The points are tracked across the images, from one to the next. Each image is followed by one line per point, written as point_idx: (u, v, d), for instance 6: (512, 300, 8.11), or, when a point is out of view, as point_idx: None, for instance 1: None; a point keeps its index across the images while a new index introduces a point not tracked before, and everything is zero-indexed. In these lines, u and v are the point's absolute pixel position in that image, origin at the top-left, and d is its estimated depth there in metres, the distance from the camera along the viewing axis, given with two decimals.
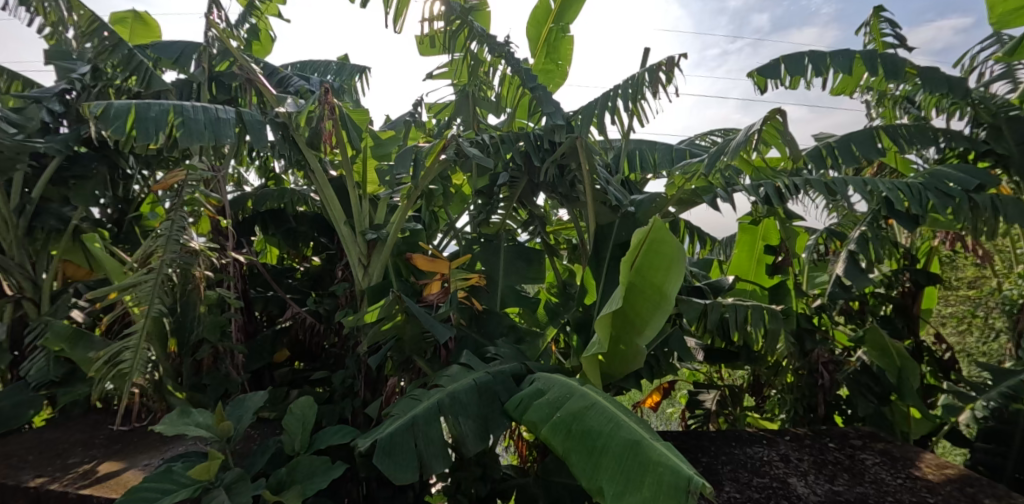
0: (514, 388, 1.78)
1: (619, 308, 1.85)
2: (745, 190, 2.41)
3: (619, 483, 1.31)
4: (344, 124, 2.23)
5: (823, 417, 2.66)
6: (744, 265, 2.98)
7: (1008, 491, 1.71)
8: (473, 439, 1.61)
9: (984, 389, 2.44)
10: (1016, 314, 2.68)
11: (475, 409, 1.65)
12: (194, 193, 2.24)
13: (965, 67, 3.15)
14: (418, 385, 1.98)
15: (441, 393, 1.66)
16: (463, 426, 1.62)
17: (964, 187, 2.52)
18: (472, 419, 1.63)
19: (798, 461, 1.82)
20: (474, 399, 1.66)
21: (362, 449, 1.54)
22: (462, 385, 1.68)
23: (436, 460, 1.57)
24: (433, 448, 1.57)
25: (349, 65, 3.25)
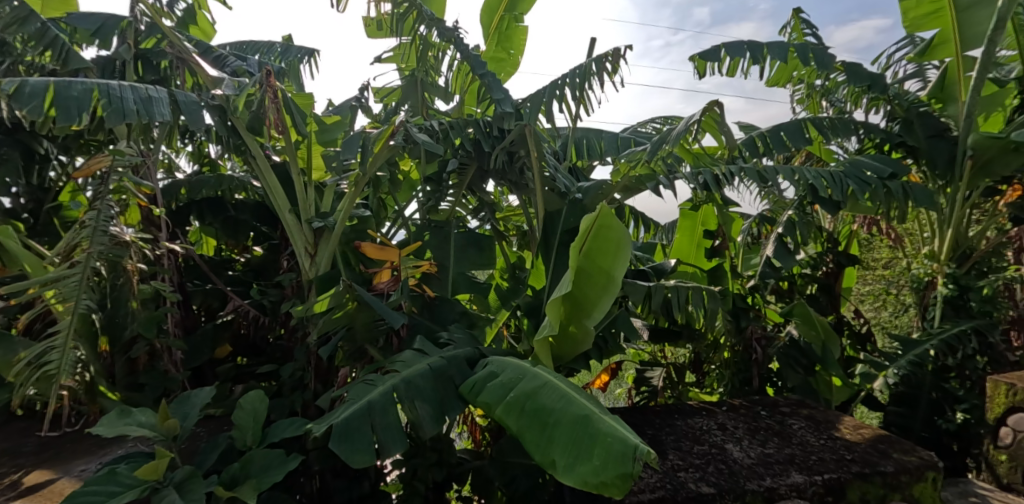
0: (468, 372, 1.82)
1: (569, 292, 1.91)
2: (685, 178, 2.51)
3: (572, 456, 1.37)
4: (288, 108, 2.16)
5: (756, 390, 2.86)
6: (685, 249, 3.14)
7: (914, 446, 1.91)
8: (430, 422, 1.63)
9: (894, 357, 2.70)
10: (920, 290, 2.97)
11: (430, 393, 1.67)
12: (120, 182, 2.11)
13: (880, 66, 3.41)
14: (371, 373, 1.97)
15: (396, 378, 1.66)
16: (420, 410, 1.63)
17: (879, 175, 2.73)
18: (429, 403, 1.65)
19: (734, 428, 1.95)
20: (430, 383, 1.69)
21: (317, 435, 1.53)
22: (418, 370, 1.69)
23: (394, 444, 1.58)
24: (391, 433, 1.58)
25: (295, 46, 3.14)
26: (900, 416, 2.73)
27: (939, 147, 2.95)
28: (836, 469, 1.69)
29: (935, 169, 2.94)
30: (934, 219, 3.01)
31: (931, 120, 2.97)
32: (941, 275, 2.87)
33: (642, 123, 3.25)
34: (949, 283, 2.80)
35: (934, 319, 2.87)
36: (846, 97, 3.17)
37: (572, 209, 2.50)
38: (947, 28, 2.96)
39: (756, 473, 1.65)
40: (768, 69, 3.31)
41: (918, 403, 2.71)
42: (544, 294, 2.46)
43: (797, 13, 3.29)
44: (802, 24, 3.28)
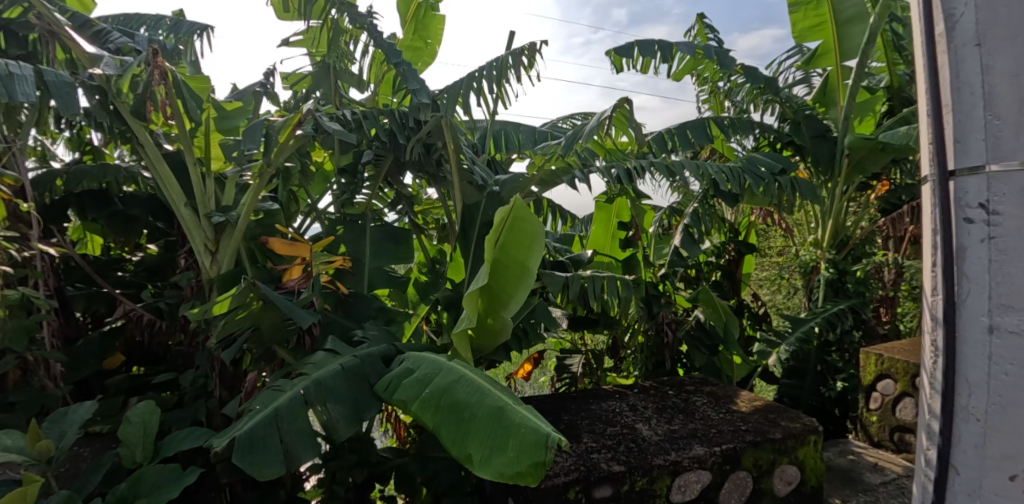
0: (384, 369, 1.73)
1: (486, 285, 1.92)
2: (599, 172, 2.61)
3: (487, 448, 1.35)
4: (180, 92, 1.94)
5: (667, 371, 3.05)
6: (601, 240, 3.31)
7: (797, 412, 2.03)
8: (345, 423, 1.54)
9: (786, 335, 2.97)
10: (807, 274, 3.28)
11: (345, 395, 1.57)
12: None
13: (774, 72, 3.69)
14: (281, 376, 1.87)
15: (306, 381, 1.57)
16: (332, 412, 1.54)
17: (772, 171, 2.95)
18: (341, 404, 1.56)
19: (644, 409, 2.04)
20: (343, 383, 1.58)
21: (217, 449, 1.41)
22: (329, 371, 1.60)
23: (306, 451, 1.47)
24: (301, 440, 1.48)
25: (187, 20, 2.76)
26: (793, 388, 3.00)
27: (822, 147, 3.25)
28: (732, 439, 1.78)
29: (818, 165, 3.24)
30: (817, 212, 3.31)
31: (815, 122, 3.26)
32: (823, 260, 3.19)
33: (562, 118, 3.34)
34: (830, 268, 3.12)
35: (818, 299, 3.18)
36: (745, 99, 3.41)
37: (490, 203, 2.47)
38: (828, 40, 3.27)
39: (661, 448, 1.72)
40: (677, 65, 3.45)
41: (806, 375, 2.99)
42: (463, 286, 2.44)
43: (701, 19, 3.50)
44: (706, 30, 3.49)
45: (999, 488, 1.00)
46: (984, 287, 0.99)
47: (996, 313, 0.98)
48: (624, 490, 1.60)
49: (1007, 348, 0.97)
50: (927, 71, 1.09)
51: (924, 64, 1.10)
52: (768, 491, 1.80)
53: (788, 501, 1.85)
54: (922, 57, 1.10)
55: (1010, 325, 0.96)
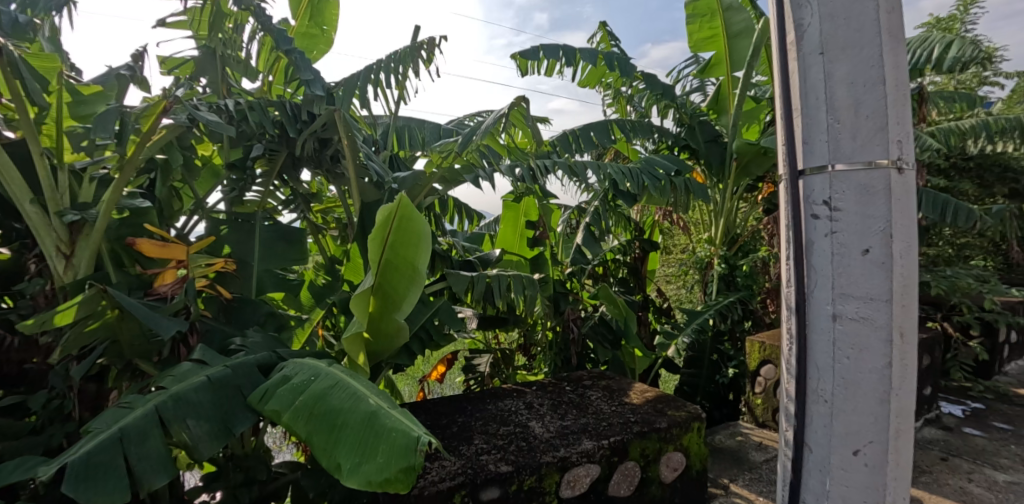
0: (261, 380, 1.63)
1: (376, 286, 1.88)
2: (503, 172, 2.60)
3: (357, 456, 1.31)
4: (20, 72, 1.70)
5: (575, 367, 3.11)
6: (509, 239, 3.34)
7: (685, 401, 2.12)
8: (207, 442, 1.41)
9: (682, 327, 3.12)
10: (703, 270, 3.47)
11: (208, 409, 1.45)
12: None
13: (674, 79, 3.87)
14: (137, 390, 1.69)
15: (162, 397, 1.45)
16: (194, 430, 1.41)
17: (667, 172, 3.09)
18: (204, 419, 1.44)
19: (539, 406, 2.06)
20: (208, 397, 1.47)
21: (43, 479, 1.25)
22: (191, 385, 1.48)
23: (155, 474, 1.34)
24: (149, 462, 1.34)
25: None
26: (693, 376, 3.24)
27: (714, 151, 3.43)
28: (620, 431, 1.83)
29: (711, 167, 3.42)
30: (711, 211, 3.51)
31: (708, 127, 3.45)
32: (717, 256, 3.40)
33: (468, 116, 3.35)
34: (722, 263, 3.34)
35: (711, 292, 3.39)
36: (646, 104, 3.55)
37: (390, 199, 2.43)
38: (720, 51, 3.47)
39: (551, 445, 1.73)
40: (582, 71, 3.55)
41: (702, 364, 3.22)
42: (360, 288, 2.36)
43: (604, 26, 3.60)
44: (609, 38, 3.63)
45: (845, 462, 1.09)
46: (829, 278, 1.07)
47: (838, 303, 1.06)
48: (512, 490, 1.59)
49: (849, 333, 1.05)
50: (781, 75, 1.14)
51: (778, 69, 1.16)
52: (654, 479, 1.86)
53: (675, 487, 1.93)
54: (776, 62, 1.16)
55: (851, 313, 1.05)
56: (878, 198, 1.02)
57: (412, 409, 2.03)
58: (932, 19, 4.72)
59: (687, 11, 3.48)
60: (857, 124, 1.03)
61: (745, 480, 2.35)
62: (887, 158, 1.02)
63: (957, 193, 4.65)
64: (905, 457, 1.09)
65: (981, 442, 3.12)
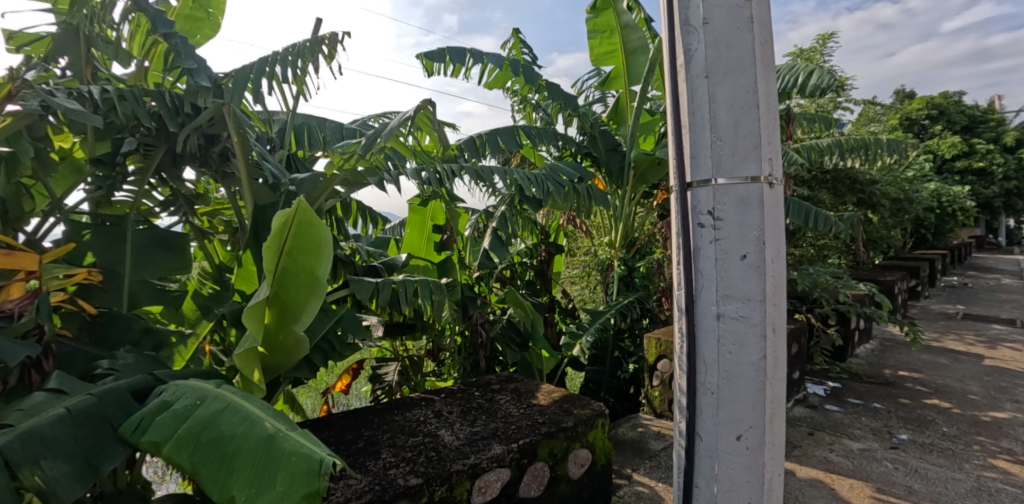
0: (135, 406, 1.50)
1: (271, 296, 1.79)
2: (407, 174, 2.58)
3: (252, 485, 1.24)
4: None
5: (484, 370, 3.15)
6: (416, 243, 3.27)
7: (589, 398, 2.21)
8: (69, 483, 1.29)
9: (585, 326, 3.26)
10: (604, 271, 3.73)
11: (68, 446, 1.32)
12: None
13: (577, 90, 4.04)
14: None
15: (10, 433, 1.28)
16: (51, 471, 1.27)
17: (571, 179, 3.21)
18: (64, 459, 1.30)
19: (448, 414, 2.06)
20: (68, 432, 1.33)
21: None
22: (48, 419, 1.33)
23: None
24: None
25: None
26: (596, 373, 3.41)
27: (614, 159, 3.62)
28: (529, 433, 1.88)
29: (611, 174, 3.62)
30: (611, 215, 3.72)
31: (608, 137, 3.64)
32: (616, 259, 3.66)
33: (373, 117, 3.36)
34: (621, 265, 3.59)
35: (612, 292, 3.62)
36: (552, 111, 3.68)
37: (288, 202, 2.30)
38: (618, 65, 3.66)
39: (462, 453, 1.74)
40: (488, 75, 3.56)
41: (605, 360, 3.41)
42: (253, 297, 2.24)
43: (518, 33, 3.73)
44: (521, 45, 3.80)
45: (729, 447, 1.19)
46: (713, 282, 1.17)
47: (721, 303, 1.17)
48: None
49: (730, 330, 1.16)
50: (672, 95, 1.24)
51: (670, 89, 1.26)
52: (562, 477, 1.93)
53: (582, 483, 2.01)
54: (669, 82, 1.26)
55: (732, 312, 1.15)
56: (753, 209, 1.13)
57: (314, 426, 1.95)
58: (796, 48, 5.32)
59: (589, 25, 3.65)
60: (736, 143, 1.14)
61: (646, 468, 2.49)
62: (761, 173, 1.13)
63: (816, 201, 5.26)
64: (779, 438, 1.21)
65: (840, 417, 3.54)
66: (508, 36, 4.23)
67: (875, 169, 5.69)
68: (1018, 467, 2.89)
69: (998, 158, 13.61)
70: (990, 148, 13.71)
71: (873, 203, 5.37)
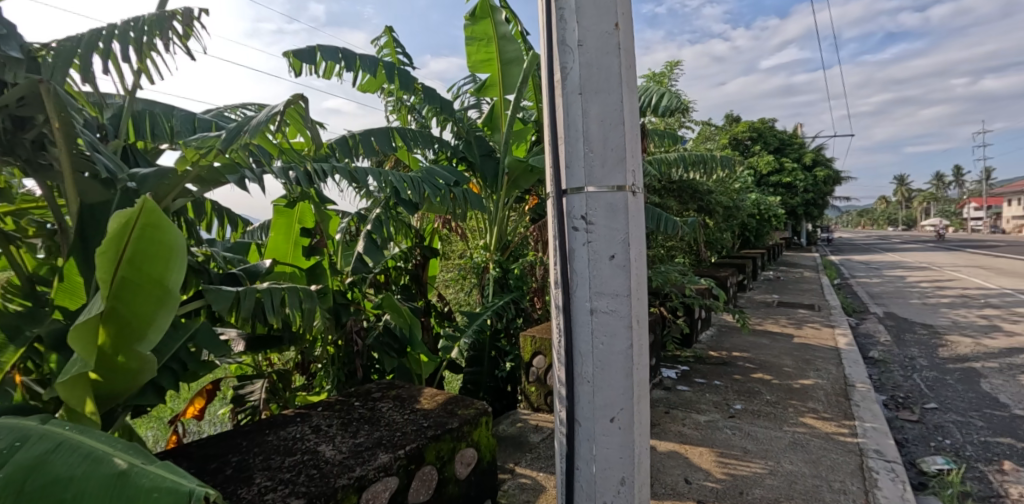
0: None
1: (108, 311, 1.60)
2: (274, 174, 2.44)
3: None
4: None
5: (360, 380, 3.07)
6: (282, 247, 3.18)
7: (473, 398, 2.26)
8: None
9: (463, 328, 3.31)
10: (479, 273, 3.83)
11: None
12: None
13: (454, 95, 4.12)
14: None
15: None
16: None
17: (447, 183, 3.24)
18: None
19: (327, 428, 1.98)
20: None
21: None
22: None
23: None
24: None
25: None
26: (475, 374, 3.48)
27: (489, 164, 3.72)
28: (415, 438, 1.88)
29: (486, 180, 3.71)
30: (486, 220, 3.84)
31: (483, 143, 3.74)
32: (491, 261, 3.77)
33: (230, 109, 3.15)
34: (497, 268, 3.72)
35: (487, 294, 3.74)
36: (427, 115, 3.71)
37: (126, 200, 2.04)
38: (494, 74, 3.79)
39: (345, 466, 1.70)
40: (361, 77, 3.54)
41: (483, 361, 3.49)
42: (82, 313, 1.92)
43: (392, 31, 3.76)
44: (396, 45, 3.79)
45: (604, 429, 1.31)
46: (586, 280, 1.28)
47: (595, 299, 1.28)
48: None
49: (602, 323, 1.28)
50: (549, 108, 1.34)
51: (547, 101, 1.35)
52: (450, 478, 1.96)
53: (468, 482, 2.05)
54: (547, 95, 1.35)
55: (603, 307, 1.27)
56: (619, 215, 1.26)
57: (170, 457, 1.76)
58: (647, 71, 5.89)
59: (466, 32, 3.73)
60: (604, 154, 1.26)
61: (527, 460, 2.62)
62: (626, 183, 1.26)
63: (665, 207, 5.85)
64: (645, 417, 1.35)
65: (690, 395, 3.99)
66: (381, 34, 4.18)
67: (711, 181, 6.49)
68: (821, 422, 3.49)
69: (800, 176, 16.21)
70: (794, 167, 16.28)
71: (709, 210, 6.11)
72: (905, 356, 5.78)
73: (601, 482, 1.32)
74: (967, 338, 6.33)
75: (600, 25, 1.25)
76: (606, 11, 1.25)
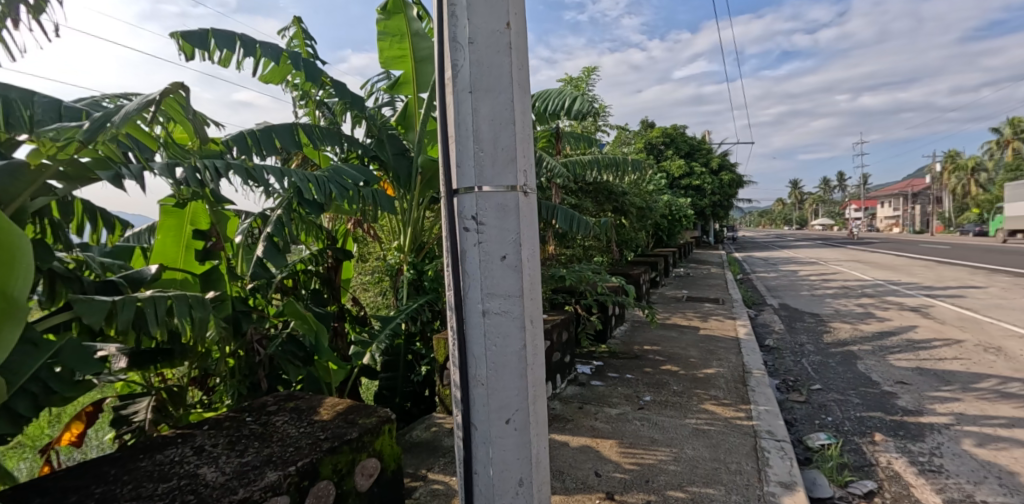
0: None
1: None
2: (153, 170, 2.21)
3: None
4: None
5: (263, 392, 2.87)
6: (172, 252, 2.94)
7: (376, 406, 2.18)
8: None
9: (376, 332, 3.15)
10: (394, 275, 3.74)
11: None
12: None
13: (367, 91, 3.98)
14: None
15: None
16: None
17: (355, 182, 3.09)
18: None
19: (211, 448, 1.83)
20: None
21: None
22: None
23: None
24: None
25: None
26: (390, 379, 3.44)
27: (403, 163, 3.59)
28: (308, 452, 1.78)
29: (399, 179, 3.57)
30: (399, 220, 3.75)
31: (395, 142, 3.62)
32: (405, 263, 3.69)
33: (108, 97, 2.85)
34: (411, 270, 3.63)
35: (402, 296, 3.68)
36: (337, 111, 3.56)
37: None
38: (407, 71, 3.71)
39: (228, 489, 1.58)
40: (263, 68, 3.34)
41: (398, 366, 3.45)
42: None
43: (300, 21, 3.59)
44: (305, 36, 3.61)
45: (500, 431, 1.29)
46: (478, 281, 1.26)
47: (486, 301, 1.26)
48: None
49: (495, 325, 1.27)
50: (440, 105, 1.31)
51: (439, 99, 1.32)
52: (350, 491, 1.87)
53: (371, 493, 1.96)
54: (439, 93, 1.32)
55: (495, 308, 1.26)
56: (510, 215, 1.25)
57: (19, 493, 1.56)
58: (565, 75, 6.02)
59: (378, 26, 3.63)
60: (495, 154, 1.24)
61: (440, 466, 2.57)
62: (518, 183, 1.26)
63: (581, 208, 6.01)
64: (541, 416, 1.35)
65: (602, 389, 4.11)
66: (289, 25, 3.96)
67: (625, 182, 6.74)
68: (721, 408, 3.72)
69: (707, 179, 17.26)
70: (702, 171, 17.31)
71: (624, 210, 6.35)
72: (795, 343, 6.30)
73: (500, 485, 1.30)
74: (847, 325, 7.00)
75: (491, 24, 1.23)
76: (497, 10, 1.24)
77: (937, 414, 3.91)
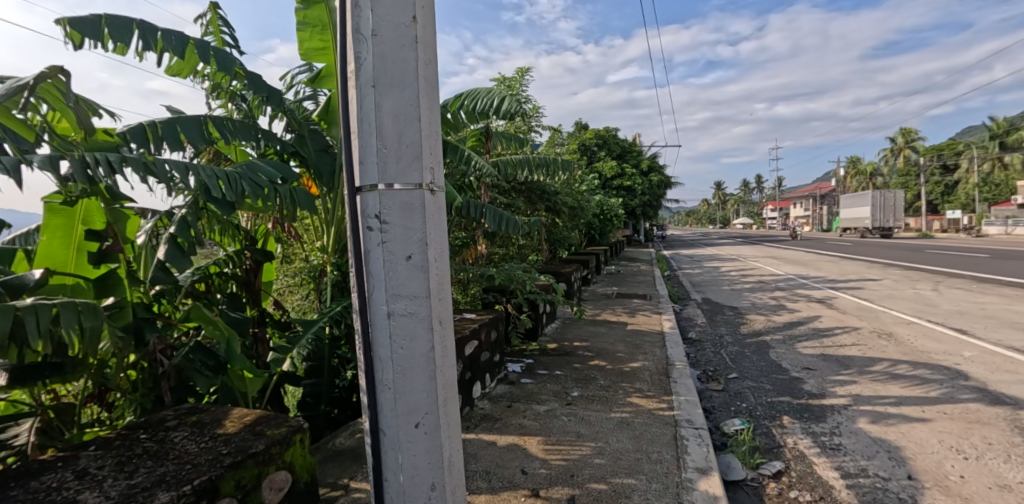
0: None
1: None
2: (33, 162, 1.98)
3: None
4: None
5: (169, 405, 2.66)
6: (60, 255, 2.65)
7: (287, 415, 2.08)
8: None
9: (297, 338, 3.00)
10: (317, 276, 3.60)
11: None
12: None
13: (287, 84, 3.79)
14: None
15: None
16: None
17: (271, 179, 2.91)
18: None
19: (96, 470, 1.68)
20: None
21: None
22: None
23: None
24: None
25: None
26: (314, 386, 3.27)
27: (325, 160, 3.40)
28: (207, 469, 1.67)
29: (322, 177, 3.39)
30: (322, 220, 3.62)
31: (318, 136, 3.40)
32: (329, 264, 3.55)
33: None
34: (336, 270, 3.46)
35: (325, 299, 3.55)
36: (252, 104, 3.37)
37: None
38: (330, 64, 3.56)
39: None
40: (167, 60, 3.11)
41: (323, 371, 3.28)
42: None
43: (212, 7, 3.36)
44: (220, 23, 3.38)
45: (408, 435, 1.26)
46: (383, 282, 1.22)
47: (391, 302, 1.23)
48: None
49: (400, 327, 1.23)
50: (343, 99, 1.26)
51: (342, 93, 1.27)
52: None
53: None
54: (341, 86, 1.26)
55: (400, 309, 1.22)
56: (415, 214, 1.22)
57: None
58: (498, 75, 6.02)
59: (298, 17, 3.47)
60: (399, 151, 1.21)
61: (363, 474, 2.49)
62: (424, 181, 1.23)
63: (514, 207, 6.04)
64: (452, 418, 1.33)
65: (532, 386, 4.14)
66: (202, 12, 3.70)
67: (558, 182, 6.84)
68: (645, 400, 3.85)
69: (638, 181, 17.87)
70: (632, 172, 17.91)
71: (557, 210, 6.44)
72: (716, 335, 6.63)
73: (409, 491, 1.27)
74: (761, 316, 7.45)
75: (396, 17, 1.20)
76: (403, 3, 1.20)
77: (838, 396, 4.24)
